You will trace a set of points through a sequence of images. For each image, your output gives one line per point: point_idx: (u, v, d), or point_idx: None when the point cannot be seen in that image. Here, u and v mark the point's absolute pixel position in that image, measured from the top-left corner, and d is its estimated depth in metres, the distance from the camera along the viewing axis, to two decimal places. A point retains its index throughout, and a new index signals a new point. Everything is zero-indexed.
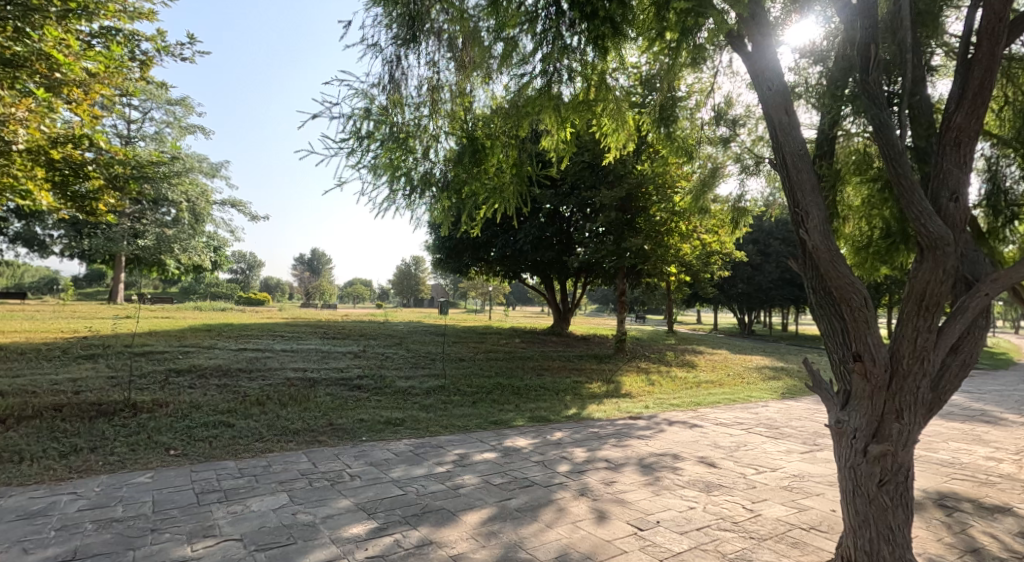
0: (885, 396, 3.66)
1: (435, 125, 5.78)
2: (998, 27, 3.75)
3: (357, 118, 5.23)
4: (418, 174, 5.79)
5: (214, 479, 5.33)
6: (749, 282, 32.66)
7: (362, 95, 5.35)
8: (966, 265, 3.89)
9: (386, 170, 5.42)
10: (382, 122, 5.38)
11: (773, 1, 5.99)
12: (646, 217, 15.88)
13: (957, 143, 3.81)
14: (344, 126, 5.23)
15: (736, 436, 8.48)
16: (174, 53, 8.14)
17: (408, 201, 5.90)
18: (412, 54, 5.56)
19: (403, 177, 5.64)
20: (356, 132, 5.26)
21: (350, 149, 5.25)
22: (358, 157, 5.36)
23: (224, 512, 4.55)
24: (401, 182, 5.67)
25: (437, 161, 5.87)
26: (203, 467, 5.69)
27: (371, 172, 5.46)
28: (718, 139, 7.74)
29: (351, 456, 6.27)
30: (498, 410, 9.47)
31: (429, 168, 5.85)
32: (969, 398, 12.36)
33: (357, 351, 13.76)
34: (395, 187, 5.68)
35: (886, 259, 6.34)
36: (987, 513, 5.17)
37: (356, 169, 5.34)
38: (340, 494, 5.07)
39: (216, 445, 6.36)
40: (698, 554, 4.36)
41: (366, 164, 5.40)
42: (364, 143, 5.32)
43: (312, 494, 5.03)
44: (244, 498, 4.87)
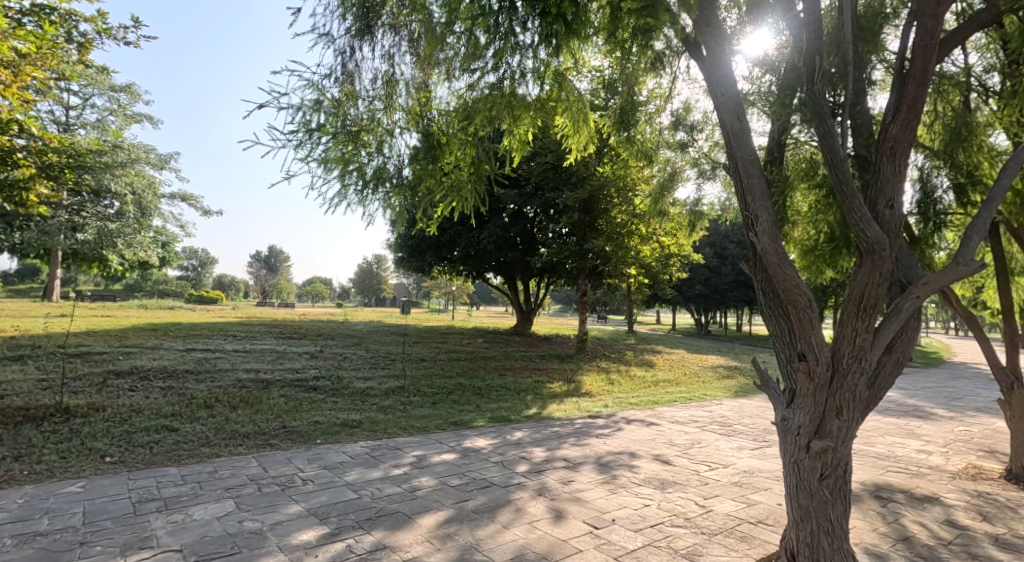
0: (827, 395, 3.81)
1: (389, 119, 5.74)
2: (931, 44, 3.99)
3: (307, 110, 5.11)
4: (370, 169, 5.69)
5: (154, 487, 5.12)
6: (706, 283, 33.57)
7: (314, 87, 5.26)
8: (900, 269, 4.10)
9: (337, 163, 5.29)
10: (335, 114, 5.26)
11: (728, 11, 6.15)
12: (607, 218, 16.18)
13: (893, 152, 4.00)
14: (293, 117, 5.11)
15: (691, 434, 8.70)
16: (116, 35, 7.76)
17: (360, 196, 5.80)
18: (366, 46, 5.50)
19: (355, 171, 5.55)
20: (305, 124, 5.14)
21: (299, 141, 5.12)
22: (307, 150, 5.22)
23: (163, 522, 4.38)
24: (352, 175, 5.56)
25: (391, 156, 5.81)
26: (142, 474, 5.46)
27: (321, 165, 5.33)
28: (676, 143, 7.88)
29: (303, 460, 6.14)
30: (457, 410, 9.44)
31: (381, 163, 5.76)
32: (906, 394, 13.09)
33: (314, 351, 13.47)
34: (346, 180, 5.56)
35: (830, 262, 6.53)
36: (917, 503, 5.46)
37: (306, 163, 5.21)
38: (290, 500, 4.95)
39: (157, 451, 6.11)
40: (651, 551, 4.44)
41: (317, 157, 5.28)
42: (314, 136, 5.18)
43: (260, 501, 4.89)
44: (186, 506, 4.70)
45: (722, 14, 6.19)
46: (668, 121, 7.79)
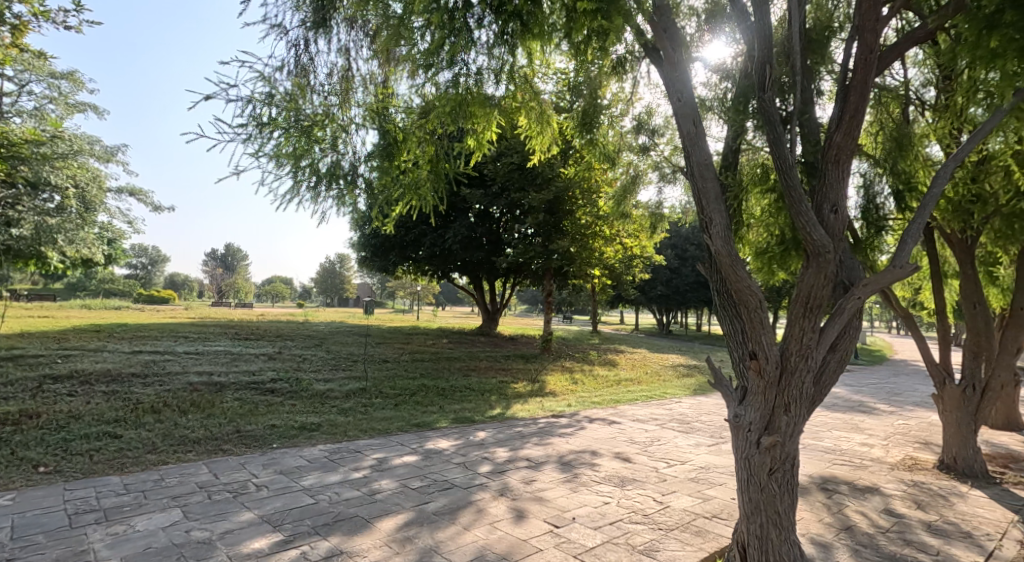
0: (776, 391, 3.96)
1: (344, 115, 5.68)
2: (870, 57, 4.19)
3: (258, 104, 5.00)
4: (324, 165, 5.59)
5: (93, 498, 4.91)
6: (668, 285, 34.30)
7: (264, 80, 5.15)
8: (844, 271, 4.28)
9: (289, 159, 5.17)
10: (288, 109, 5.18)
11: (688, 18, 6.27)
12: (573, 220, 16.50)
13: (837, 159, 4.18)
14: (243, 110, 4.98)
15: (651, 432, 8.87)
16: (54, 19, 7.39)
17: (312, 193, 5.68)
18: (322, 39, 5.40)
19: (308, 167, 5.45)
20: (256, 118, 5.02)
21: (249, 136, 4.99)
22: (257, 144, 5.08)
23: (103, 534, 4.21)
24: (305, 171, 5.45)
25: (346, 153, 5.74)
26: (80, 484, 5.23)
27: (272, 161, 5.20)
28: (639, 147, 7.89)
29: (258, 465, 6.01)
30: (420, 412, 9.38)
31: (335, 160, 5.66)
32: (853, 390, 13.68)
33: (271, 353, 13.14)
34: (298, 176, 5.45)
35: (782, 264, 6.81)
36: (859, 493, 5.72)
37: (256, 158, 5.06)
38: (242, 507, 4.83)
39: (97, 460, 5.86)
40: (609, 548, 4.52)
41: (268, 153, 5.14)
42: (265, 131, 5.06)
43: (210, 509, 4.76)
44: (129, 517, 4.53)
45: (681, 22, 6.31)
46: (630, 125, 7.88)
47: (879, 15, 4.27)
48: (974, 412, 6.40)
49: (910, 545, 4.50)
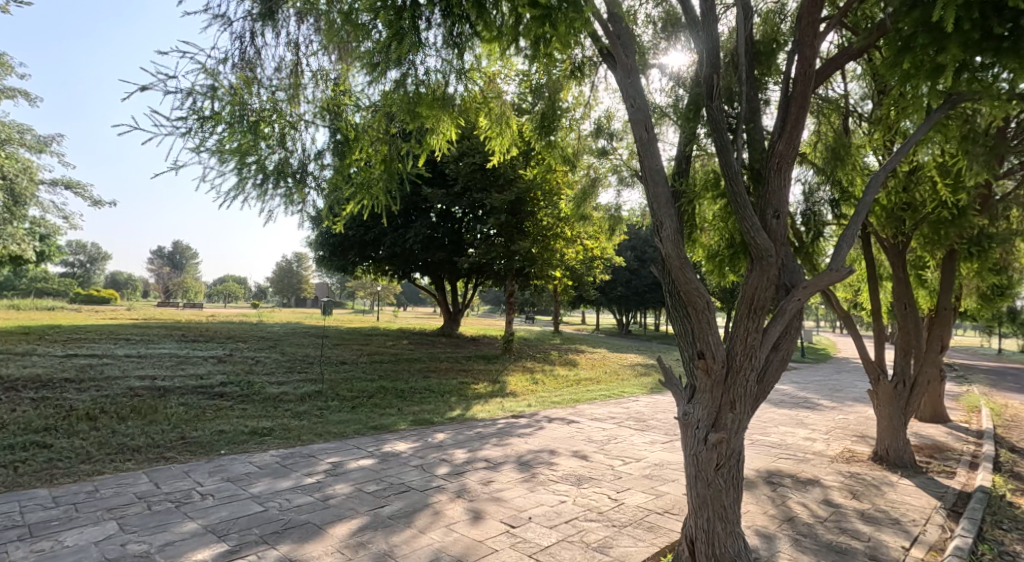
0: (722, 389, 4.09)
1: (293, 111, 5.58)
2: (810, 71, 4.39)
3: (199, 97, 4.82)
4: (271, 162, 5.45)
5: (18, 513, 4.66)
6: (627, 286, 34.92)
7: (206, 72, 4.95)
8: (786, 274, 4.46)
9: (233, 156, 4.92)
10: (232, 103, 5.02)
11: (643, 27, 6.40)
12: (534, 221, 16.61)
13: (779, 167, 4.35)
14: (182, 103, 4.77)
15: (608, 430, 9.03)
16: None
17: (258, 191, 5.52)
18: (269, 32, 5.26)
19: (254, 164, 5.29)
20: (197, 112, 4.84)
21: (189, 129, 4.79)
22: (198, 139, 4.88)
23: (29, 552, 4.00)
24: (251, 168, 5.29)
25: (294, 150, 5.62)
26: (4, 498, 4.95)
27: (215, 156, 4.98)
28: (598, 150, 7.95)
29: (204, 472, 5.82)
30: (377, 414, 9.28)
31: (283, 157, 5.54)
32: (798, 387, 14.26)
33: (221, 355, 12.72)
34: (243, 173, 5.29)
35: (731, 266, 7.18)
36: (802, 485, 5.98)
37: (197, 153, 4.85)
38: (185, 517, 4.68)
39: (23, 472, 5.56)
40: (564, 546, 4.59)
41: (210, 148, 4.96)
42: (207, 125, 4.89)
43: (149, 520, 4.59)
44: (58, 532, 4.32)
45: (637, 30, 6.41)
46: (589, 129, 7.98)
47: (817, 31, 4.49)
48: (904, 406, 6.77)
49: (845, 533, 4.74)
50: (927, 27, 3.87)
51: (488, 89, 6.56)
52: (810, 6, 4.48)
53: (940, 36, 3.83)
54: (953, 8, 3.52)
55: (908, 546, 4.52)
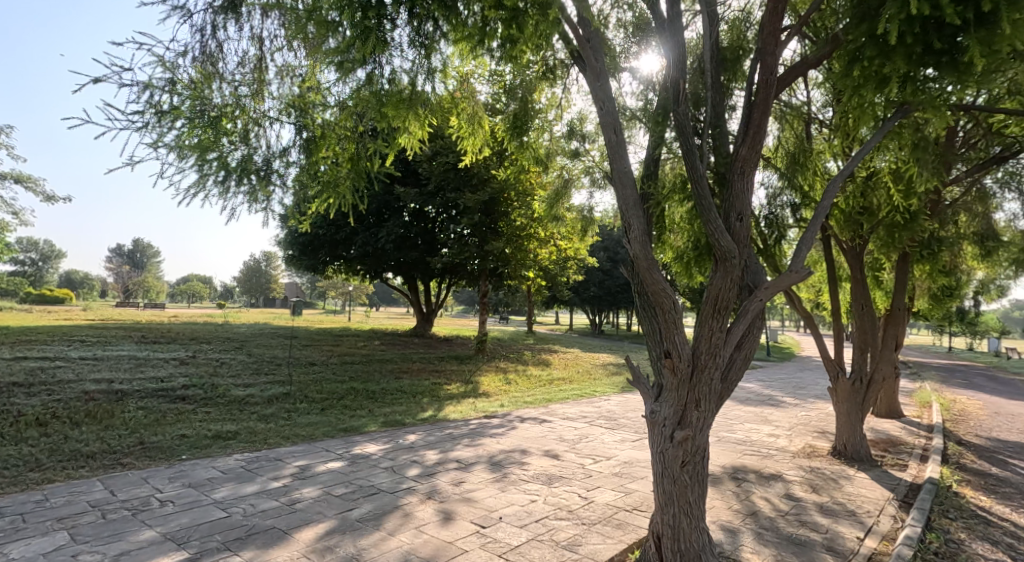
0: (688, 387, 4.18)
1: (257, 108, 5.47)
2: (771, 78, 4.50)
3: (156, 91, 4.70)
4: (233, 159, 5.36)
5: None
6: (600, 286, 35.20)
7: (163, 65, 4.82)
8: (749, 275, 4.57)
9: (193, 151, 4.93)
10: (192, 98, 4.97)
11: (614, 30, 6.46)
12: (507, 221, 16.61)
13: (742, 171, 4.46)
14: (138, 97, 4.64)
15: (579, 429, 9.10)
16: None
17: (220, 188, 5.41)
18: (230, 26, 5.14)
19: (215, 160, 5.19)
20: (155, 106, 4.73)
21: (146, 124, 4.67)
22: (156, 134, 4.76)
23: None
24: (212, 165, 5.21)
25: (258, 146, 5.54)
26: None
27: (174, 152, 4.91)
28: (570, 152, 8.00)
29: (163, 478, 5.67)
30: (347, 416, 9.18)
31: (246, 153, 5.45)
32: (763, 385, 14.61)
33: (184, 357, 12.40)
34: (204, 170, 5.19)
35: (697, 267, 7.33)
36: (765, 481, 6.14)
37: (155, 148, 4.73)
38: (142, 525, 4.56)
39: None
40: (534, 545, 4.62)
41: (168, 143, 4.85)
42: (165, 120, 4.79)
43: (104, 529, 4.46)
44: (3, 543, 4.15)
45: (609, 33, 6.47)
46: (562, 130, 8.04)
47: (779, 39, 4.60)
48: (861, 403, 6.98)
49: (805, 526, 4.88)
50: (875, 40, 4.01)
51: (462, 89, 6.55)
52: (772, 15, 4.59)
53: (886, 48, 3.97)
54: (896, 22, 3.65)
55: (862, 536, 4.68)
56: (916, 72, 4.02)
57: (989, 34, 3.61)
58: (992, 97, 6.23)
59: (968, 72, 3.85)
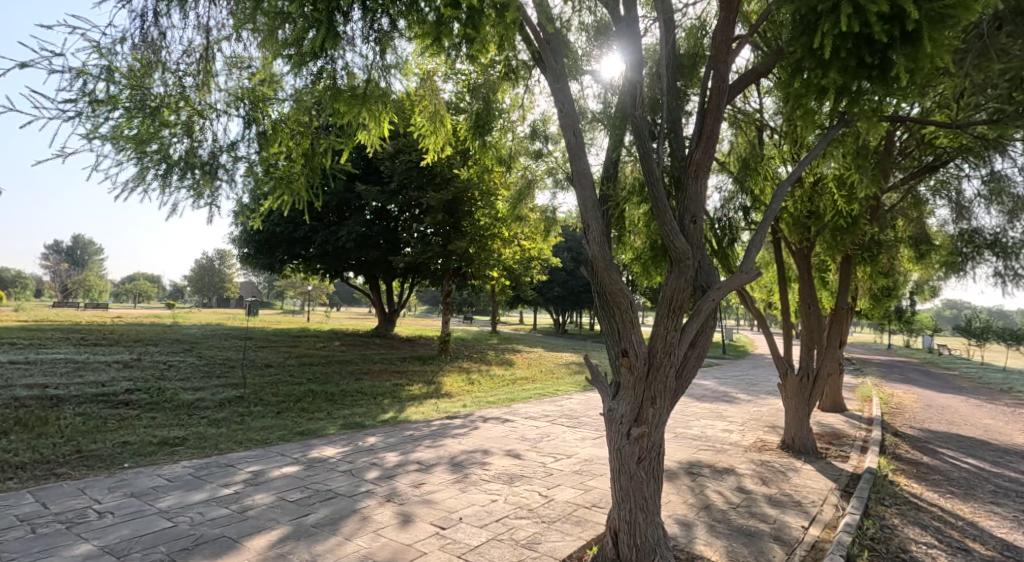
0: (644, 386, 4.27)
1: (202, 100, 5.31)
2: (723, 87, 4.63)
3: (90, 78, 4.50)
4: (175, 151, 5.21)
5: None
6: (564, 286, 35.53)
7: (97, 50, 4.61)
8: (702, 276, 4.70)
9: (131, 143, 4.79)
10: (130, 87, 4.80)
11: (576, 33, 6.54)
12: (471, 220, 16.57)
13: (696, 175, 4.58)
14: (71, 84, 4.44)
15: (541, 428, 9.17)
16: None
17: (161, 182, 5.24)
18: (174, 13, 4.94)
19: (155, 150, 5.03)
20: (89, 94, 4.53)
21: (80, 113, 4.48)
22: (91, 124, 4.58)
23: None
24: (153, 157, 5.08)
25: (203, 139, 5.38)
26: None
27: (110, 143, 4.72)
28: (533, 153, 8.07)
29: (103, 489, 5.44)
30: (304, 419, 8.99)
31: (189, 146, 5.30)
32: (718, 382, 15.04)
33: (128, 360, 11.88)
34: (143, 163, 5.05)
35: (655, 268, 7.49)
36: (718, 474, 6.33)
37: (90, 139, 4.55)
38: (78, 538, 4.36)
39: None
40: (493, 545, 4.63)
41: (104, 134, 4.66)
42: (101, 109, 4.61)
43: (36, 544, 4.24)
44: None
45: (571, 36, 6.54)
46: (525, 132, 8.08)
47: (730, 48, 4.73)
48: (808, 398, 7.27)
49: (754, 517, 5.06)
50: (811, 53, 4.17)
51: (425, 88, 6.51)
52: (724, 24, 4.71)
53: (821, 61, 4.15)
54: (829, 38, 3.82)
55: (807, 525, 4.89)
56: (852, 84, 4.17)
57: (914, 51, 3.82)
58: (923, 108, 6.62)
59: (897, 86, 4.07)
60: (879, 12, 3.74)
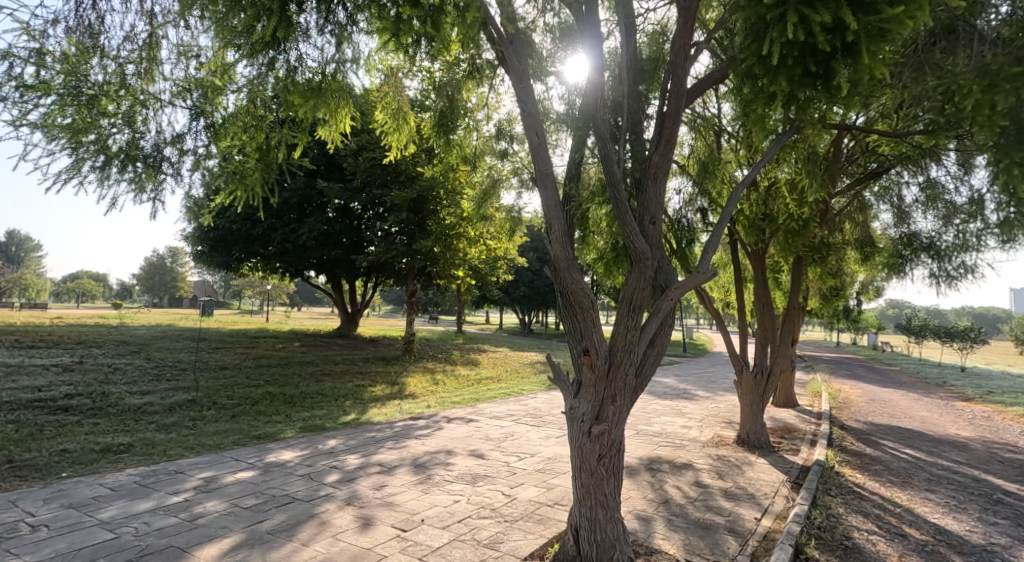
0: (605, 384, 4.31)
1: (145, 88, 5.21)
2: (681, 91, 4.71)
3: (16, 61, 4.39)
4: (114, 143, 5.15)
5: None
6: (530, 286, 35.74)
7: (25, 31, 4.51)
8: (661, 276, 4.80)
9: (63, 132, 4.75)
10: (65, 72, 4.81)
11: (541, 34, 6.57)
12: (437, 219, 16.49)
13: (655, 177, 4.67)
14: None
15: (505, 427, 9.20)
16: None
17: (99, 174, 5.17)
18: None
19: (92, 141, 4.99)
20: (17, 79, 4.48)
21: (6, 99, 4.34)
22: (20, 111, 4.60)
23: None
24: (89, 148, 5.01)
25: (144, 130, 5.29)
26: None
27: (40, 131, 4.71)
28: (499, 152, 8.09)
29: (38, 500, 5.18)
30: (261, 422, 8.77)
31: (130, 137, 5.23)
32: (679, 380, 15.39)
33: (70, 363, 11.36)
34: (79, 154, 4.98)
35: (615, 268, 7.60)
36: (677, 470, 6.47)
37: (16, 126, 4.54)
38: (10, 554, 4.14)
39: None
40: (455, 546, 4.61)
41: (33, 122, 4.65)
42: (31, 94, 4.67)
43: None
44: None
45: (536, 37, 6.57)
46: (492, 131, 8.09)
47: (689, 54, 4.81)
48: (762, 395, 7.49)
49: (710, 510, 5.19)
50: (761, 61, 4.30)
51: (389, 83, 6.44)
52: (683, 29, 4.79)
53: (770, 68, 4.28)
54: (777, 45, 3.94)
55: (759, 516, 5.06)
56: (799, 92, 4.31)
57: (855, 60, 3.98)
58: (868, 118, 6.92)
59: (840, 96, 4.24)
60: (822, 23, 3.89)
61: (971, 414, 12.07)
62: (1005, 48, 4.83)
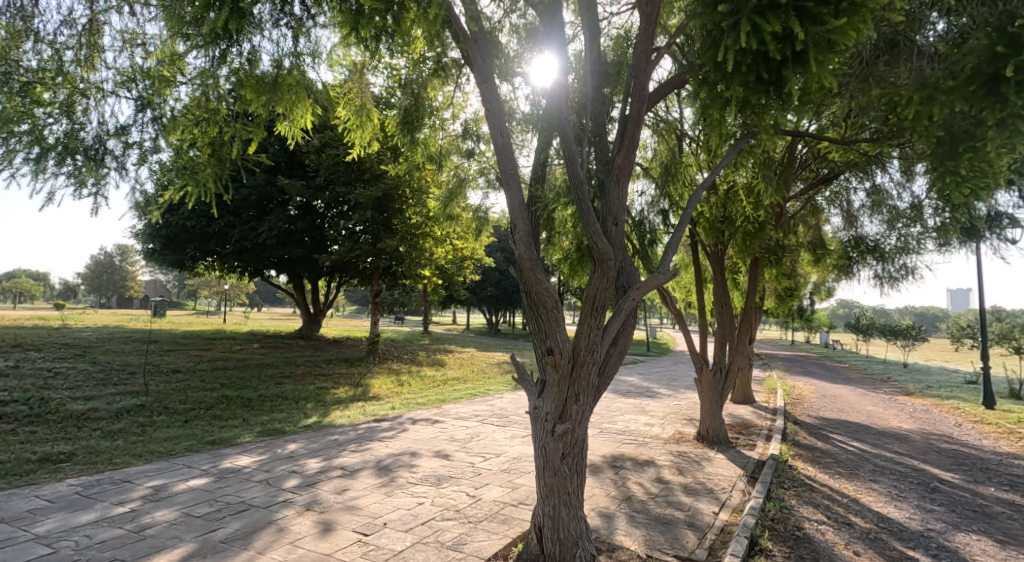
0: (568, 383, 4.33)
1: (84, 76, 5.26)
2: (643, 94, 4.79)
3: None
4: (51, 132, 5.15)
5: None
6: (498, 286, 35.71)
7: None
8: (623, 276, 4.86)
9: None
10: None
11: (507, 34, 6.57)
12: (402, 218, 16.32)
13: (617, 178, 4.73)
14: None
15: (470, 428, 9.17)
16: None
17: (35, 163, 5.19)
18: None
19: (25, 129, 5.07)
20: None
21: None
22: None
23: None
24: (23, 138, 5.08)
25: (84, 120, 5.26)
26: None
27: None
28: (465, 151, 8.06)
29: None
30: (216, 427, 8.51)
31: (70, 128, 5.22)
32: (643, 378, 15.63)
33: (8, 367, 10.82)
34: (12, 143, 5.08)
35: (580, 269, 7.65)
36: (639, 467, 6.57)
37: None
38: None
39: None
40: (418, 549, 4.57)
41: None
42: None
43: None
44: None
45: (502, 37, 6.56)
46: (458, 129, 8.06)
47: (650, 59, 4.89)
48: (721, 392, 7.66)
49: (671, 505, 5.29)
50: (717, 66, 4.40)
51: (352, 79, 6.36)
52: (646, 34, 4.87)
53: (724, 73, 4.39)
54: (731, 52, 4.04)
55: (718, 511, 5.18)
56: (753, 98, 4.42)
57: (804, 67, 4.12)
58: (820, 125, 7.18)
59: (792, 103, 4.38)
60: (773, 32, 4.01)
61: (913, 407, 12.67)
62: (940, 62, 5.06)
